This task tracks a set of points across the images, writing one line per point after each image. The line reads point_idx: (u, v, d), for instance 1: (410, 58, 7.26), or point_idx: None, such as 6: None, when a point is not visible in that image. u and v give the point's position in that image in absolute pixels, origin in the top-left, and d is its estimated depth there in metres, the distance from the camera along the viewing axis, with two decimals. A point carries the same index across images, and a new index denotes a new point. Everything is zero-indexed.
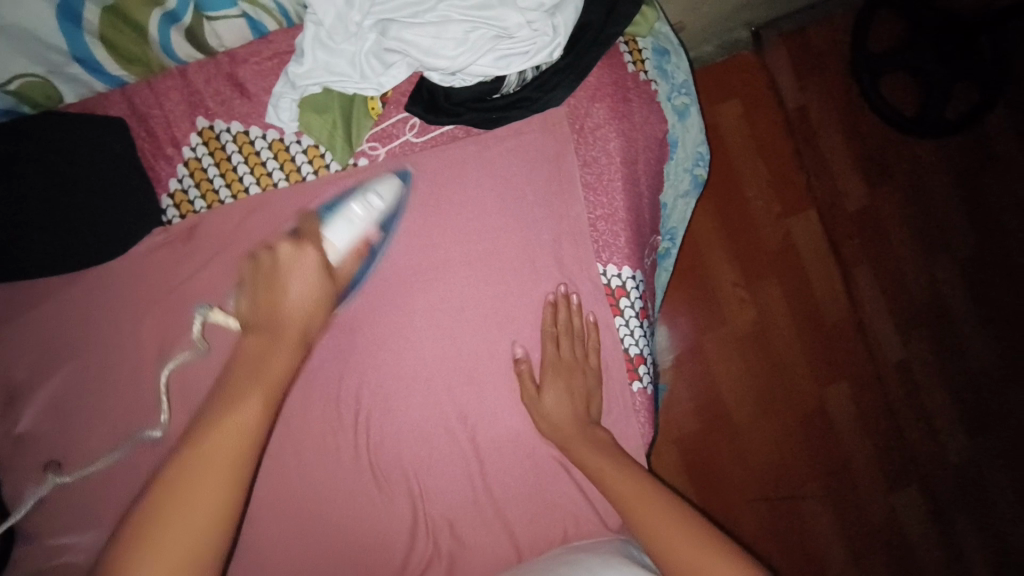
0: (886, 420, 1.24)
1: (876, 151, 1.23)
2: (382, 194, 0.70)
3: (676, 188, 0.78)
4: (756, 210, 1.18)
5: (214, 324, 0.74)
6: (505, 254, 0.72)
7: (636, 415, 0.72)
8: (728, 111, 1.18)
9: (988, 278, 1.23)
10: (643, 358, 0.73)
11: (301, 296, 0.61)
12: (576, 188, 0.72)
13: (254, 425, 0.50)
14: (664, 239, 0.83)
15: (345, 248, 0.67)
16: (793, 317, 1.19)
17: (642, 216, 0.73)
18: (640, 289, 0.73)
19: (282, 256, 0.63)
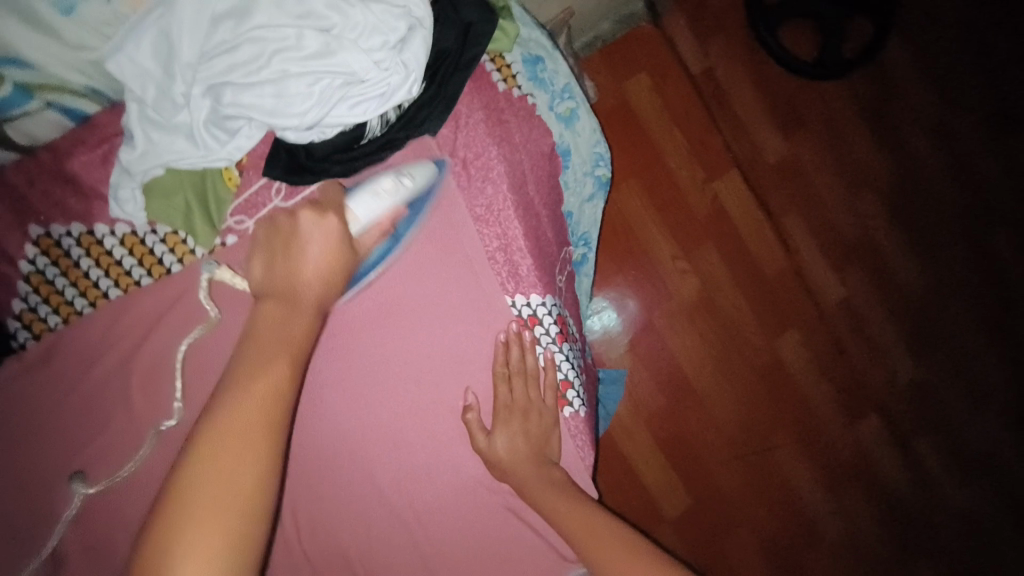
0: (839, 359, 1.28)
1: (786, 100, 1.24)
2: (411, 173, 0.64)
3: (579, 194, 0.79)
4: (683, 179, 1.17)
5: (106, 440, 0.68)
6: (408, 301, 0.68)
7: (575, 440, 0.70)
8: (636, 85, 1.17)
9: (908, 206, 1.31)
10: (571, 383, 0.70)
11: (320, 266, 0.55)
12: (467, 223, 0.68)
13: (288, 363, 0.48)
14: (579, 243, 0.84)
15: (369, 223, 0.60)
16: (735, 279, 1.21)
17: (542, 234, 0.70)
18: (554, 314, 0.69)
19: (303, 223, 0.56)
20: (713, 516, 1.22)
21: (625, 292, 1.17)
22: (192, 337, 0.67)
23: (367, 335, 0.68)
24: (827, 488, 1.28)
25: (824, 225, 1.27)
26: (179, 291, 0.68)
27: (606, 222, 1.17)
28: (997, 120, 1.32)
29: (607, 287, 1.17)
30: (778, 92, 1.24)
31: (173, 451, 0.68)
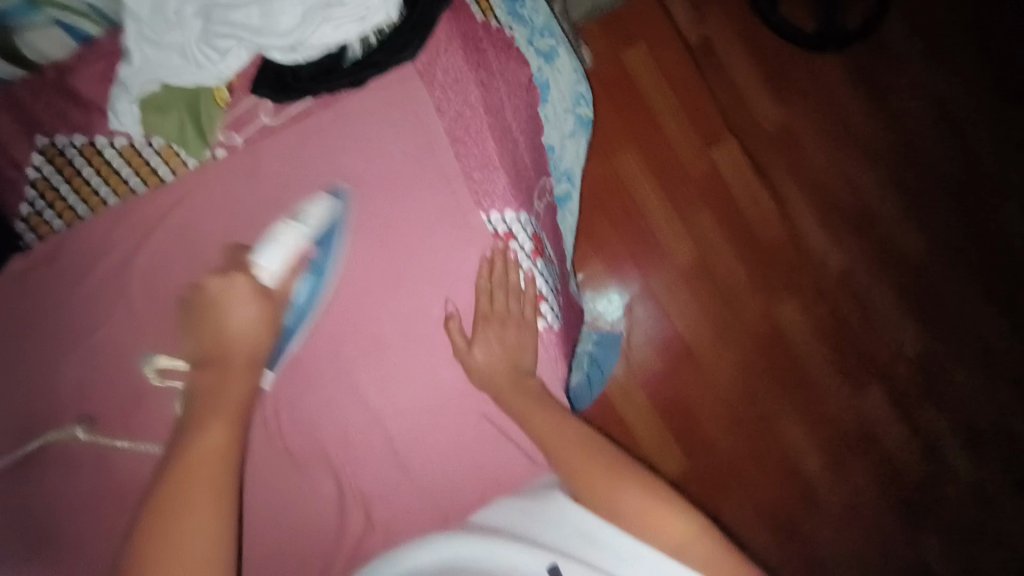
0: (838, 327, 1.29)
1: (785, 69, 1.26)
2: (307, 213, 0.68)
3: (559, 128, 0.78)
4: (681, 144, 1.20)
5: (109, 344, 0.71)
6: (385, 214, 0.71)
7: (548, 352, 0.73)
8: (635, 55, 1.18)
9: (909, 174, 1.30)
10: (545, 297, 0.73)
11: (240, 322, 0.62)
12: (444, 142, 0.72)
13: (224, 422, 0.54)
14: (563, 180, 0.82)
15: (282, 271, 0.65)
16: (732, 243, 1.24)
17: (521, 161, 0.72)
18: (529, 229, 0.71)
19: (209, 287, 0.64)
20: (711, 474, 1.24)
21: (619, 253, 1.20)
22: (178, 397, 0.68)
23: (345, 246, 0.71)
24: (824, 454, 1.28)
25: (825, 193, 1.28)
26: (174, 199, 0.72)
27: (602, 185, 1.19)
28: (1002, 87, 1.31)
29: (603, 252, 1.20)
30: (775, 61, 1.25)
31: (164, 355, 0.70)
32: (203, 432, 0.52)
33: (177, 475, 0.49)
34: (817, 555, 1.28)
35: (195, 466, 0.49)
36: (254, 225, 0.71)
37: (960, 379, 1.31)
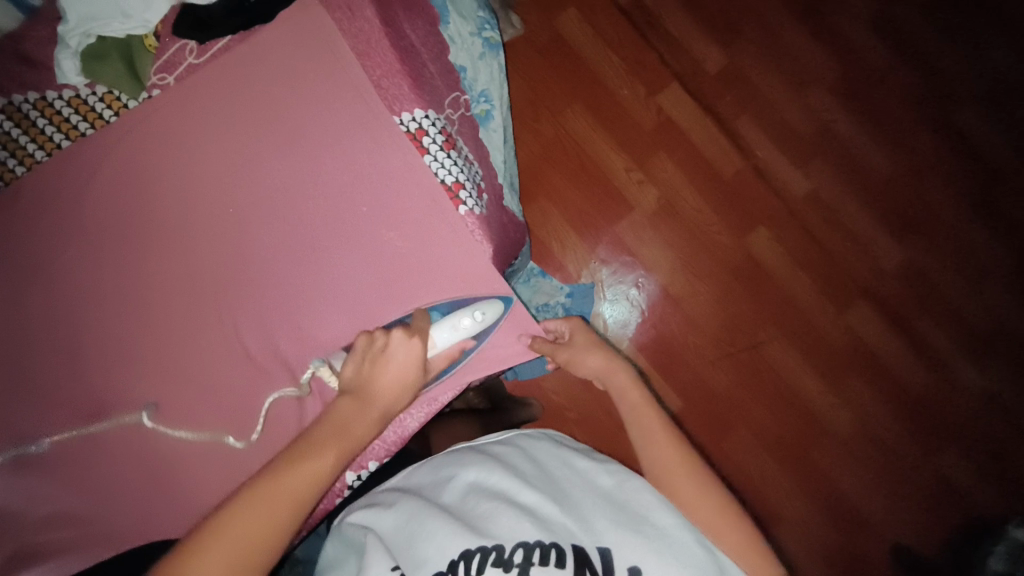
0: (818, 252, 1.28)
1: (719, 16, 1.32)
2: (485, 311, 0.65)
3: (467, 50, 0.78)
4: (625, 97, 1.26)
5: (62, 303, 0.69)
6: (305, 125, 0.70)
7: (473, 237, 0.69)
8: (568, 20, 1.27)
9: (860, 95, 1.33)
10: (462, 184, 0.70)
11: (398, 382, 0.59)
12: (349, 57, 0.70)
13: (334, 456, 0.53)
14: (481, 102, 0.80)
15: (445, 349, 0.64)
16: (695, 183, 1.26)
17: (426, 73, 0.72)
18: (440, 126, 0.70)
19: (393, 342, 0.61)
20: (710, 412, 1.22)
21: (579, 205, 1.23)
22: (279, 394, 0.66)
23: (271, 162, 0.69)
24: (824, 380, 1.25)
25: (778, 126, 1.31)
26: (111, 140, 0.71)
27: (558, 145, 1.24)
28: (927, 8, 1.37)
29: (565, 205, 1.23)
30: (708, 11, 1.32)
31: (121, 302, 0.68)
32: (316, 462, 0.52)
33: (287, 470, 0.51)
34: (835, 485, 1.23)
35: (289, 479, 0.50)
36: (176, 159, 0.70)
37: (952, 289, 1.29)
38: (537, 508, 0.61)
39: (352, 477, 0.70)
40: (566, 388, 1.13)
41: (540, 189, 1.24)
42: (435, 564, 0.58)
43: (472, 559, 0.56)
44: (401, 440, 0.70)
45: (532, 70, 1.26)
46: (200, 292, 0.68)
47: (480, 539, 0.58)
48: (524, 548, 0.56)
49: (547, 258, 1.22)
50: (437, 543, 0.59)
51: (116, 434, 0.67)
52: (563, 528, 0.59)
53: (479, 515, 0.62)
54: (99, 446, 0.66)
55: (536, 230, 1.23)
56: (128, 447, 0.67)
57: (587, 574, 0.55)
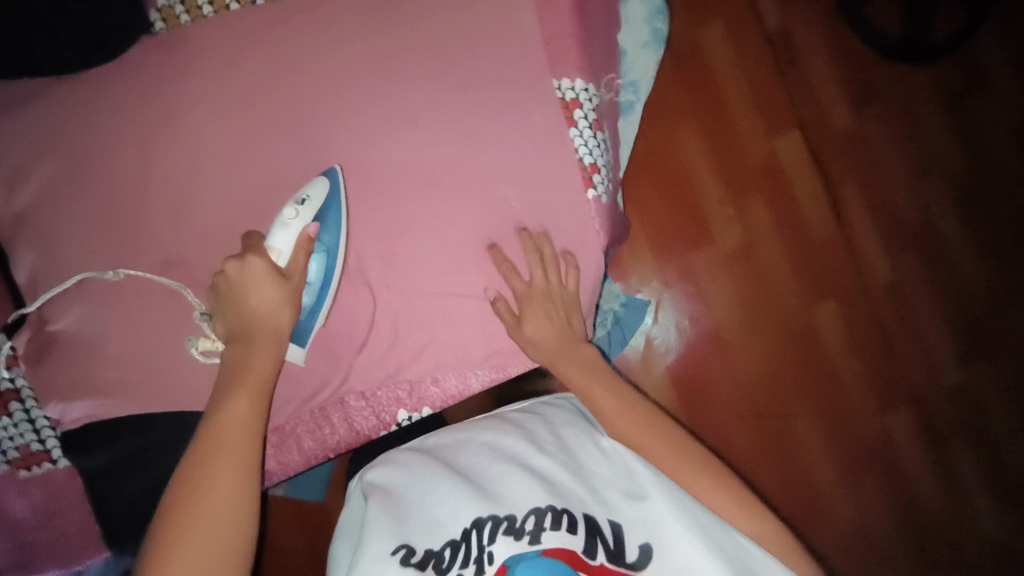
0: (878, 344, 1.23)
1: (865, 78, 1.25)
2: (311, 193, 0.58)
3: (635, 34, 0.76)
4: (745, 130, 1.22)
5: (153, 163, 0.62)
6: (461, 62, 0.64)
7: (592, 225, 0.67)
8: (712, 35, 1.23)
9: (980, 200, 1.25)
10: (598, 169, 0.67)
11: (261, 306, 0.55)
12: (526, 4, 0.66)
13: (246, 399, 0.53)
14: (627, 91, 0.78)
15: (290, 251, 0.57)
16: (782, 238, 1.22)
17: (596, 45, 0.69)
18: (595, 104, 0.67)
19: (232, 271, 0.56)
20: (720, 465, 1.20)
21: (663, 222, 1.21)
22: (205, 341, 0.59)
23: (415, 89, 0.63)
24: (841, 471, 1.21)
25: (883, 207, 1.25)
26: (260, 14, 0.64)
27: (660, 158, 1.21)
28: None
29: (648, 221, 1.21)
30: (857, 71, 1.25)
31: (218, 182, 0.62)
32: (223, 413, 0.52)
33: (206, 445, 0.51)
34: None
35: (217, 458, 0.50)
36: (311, 49, 0.63)
37: (1005, 426, 1.22)
38: (550, 473, 0.61)
39: (403, 416, 0.69)
40: None
41: (631, 194, 1.21)
42: (450, 530, 0.58)
43: (484, 528, 0.56)
44: (459, 395, 0.69)
45: (662, 77, 1.23)
46: (305, 188, 0.62)
47: (492, 507, 0.58)
48: (535, 516, 0.56)
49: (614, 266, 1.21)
50: (450, 507, 0.59)
51: (182, 317, 0.62)
52: (572, 495, 0.59)
53: (493, 478, 0.62)
54: (157, 324, 0.62)
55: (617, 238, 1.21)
56: (183, 335, 0.62)
57: (598, 542, 0.55)
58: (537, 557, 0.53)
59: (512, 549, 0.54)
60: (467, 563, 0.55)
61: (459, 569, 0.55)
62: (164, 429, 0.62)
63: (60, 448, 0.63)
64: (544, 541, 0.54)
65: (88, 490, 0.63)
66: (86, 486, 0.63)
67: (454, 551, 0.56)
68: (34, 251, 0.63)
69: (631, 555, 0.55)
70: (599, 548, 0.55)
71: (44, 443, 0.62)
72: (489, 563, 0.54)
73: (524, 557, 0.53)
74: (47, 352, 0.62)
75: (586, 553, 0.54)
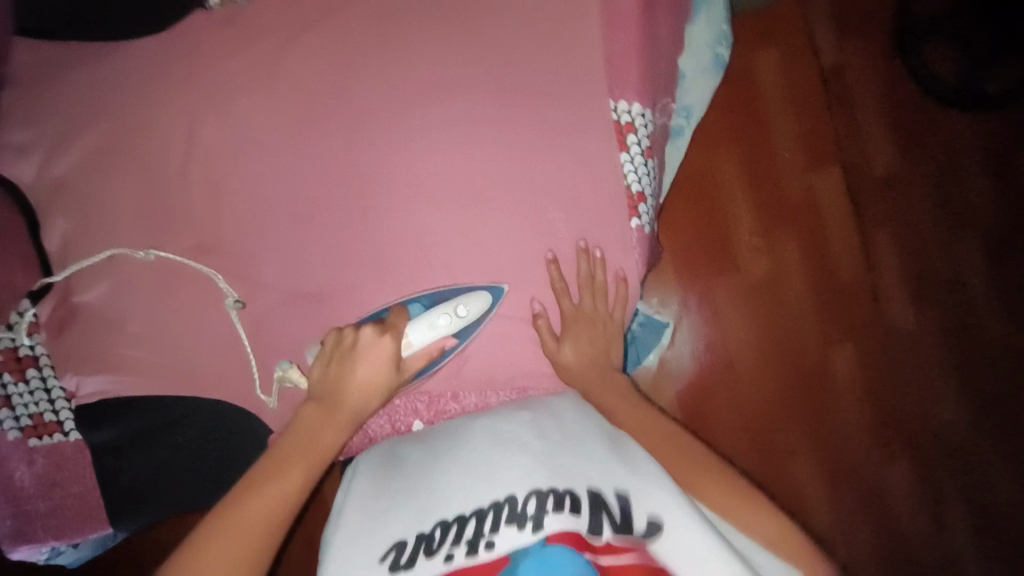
0: (888, 391, 1.21)
1: (912, 121, 1.22)
2: (469, 306, 0.61)
3: (696, 59, 0.74)
4: (783, 161, 1.19)
5: (198, 143, 0.61)
6: (520, 73, 0.62)
7: (631, 254, 0.66)
8: (764, 60, 1.20)
9: (1012, 259, 1.21)
10: (644, 197, 0.66)
11: (366, 387, 0.58)
12: (593, 20, 0.64)
13: (306, 468, 0.55)
14: (678, 115, 0.77)
15: (420, 349, 0.60)
16: (807, 274, 1.20)
17: (657, 71, 0.67)
18: (648, 129, 0.65)
19: (363, 339, 0.58)
20: None
21: (688, 244, 1.19)
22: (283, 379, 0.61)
23: (471, 97, 0.62)
24: (839, 513, 1.20)
25: (911, 253, 1.22)
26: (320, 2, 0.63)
27: (694, 181, 1.19)
28: None
29: (674, 243, 1.19)
30: (906, 113, 1.22)
31: (259, 170, 0.61)
32: (281, 477, 0.54)
33: (246, 500, 0.52)
34: None
35: (253, 511, 0.51)
36: (368, 42, 0.62)
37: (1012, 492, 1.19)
38: (549, 456, 0.58)
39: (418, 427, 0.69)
40: None
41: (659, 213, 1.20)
42: (442, 512, 0.55)
43: (484, 516, 0.53)
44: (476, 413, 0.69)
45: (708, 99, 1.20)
46: (348, 186, 0.61)
47: (492, 493, 0.55)
48: (536, 497, 0.53)
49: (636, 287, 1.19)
50: (444, 496, 0.57)
51: (208, 302, 0.62)
52: (574, 475, 0.56)
53: (485, 464, 0.58)
54: (183, 307, 0.61)
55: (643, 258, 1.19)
56: (208, 320, 0.62)
57: (604, 518, 0.52)
58: (543, 549, 0.48)
59: (514, 539, 0.50)
60: (458, 543, 0.51)
61: (450, 548, 0.51)
62: (176, 409, 0.62)
63: (73, 420, 0.62)
64: (548, 526, 0.50)
65: (96, 465, 0.63)
66: (93, 460, 0.63)
67: (445, 532, 0.53)
68: (65, 218, 0.62)
69: (642, 526, 0.51)
70: (606, 525, 0.51)
71: (57, 414, 0.62)
72: (486, 549, 0.50)
73: (527, 549, 0.49)
74: (70, 324, 0.62)
75: (592, 533, 0.50)
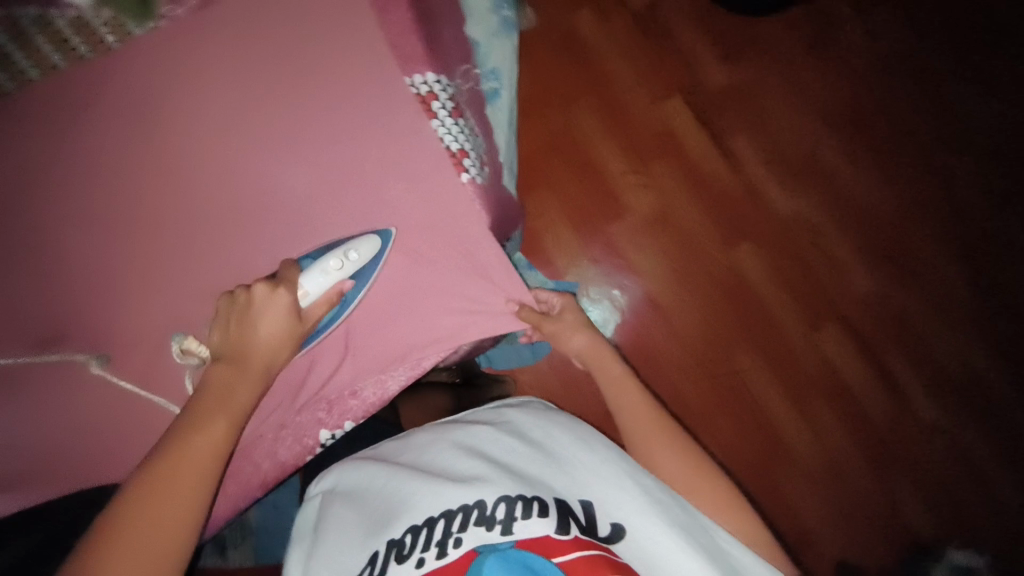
0: (798, 273, 1.29)
1: (730, 34, 1.34)
2: (359, 250, 0.63)
3: (482, 25, 0.79)
4: (630, 102, 1.28)
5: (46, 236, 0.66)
6: (322, 85, 0.69)
7: (472, 206, 0.69)
8: (583, 20, 1.29)
9: (857, 128, 1.34)
10: (466, 153, 0.70)
11: (272, 337, 0.58)
12: (368, 21, 0.70)
13: (225, 424, 0.54)
14: (489, 79, 0.81)
15: (319, 298, 0.62)
16: (689, 194, 1.28)
17: (446, 48, 0.74)
18: (449, 93, 0.71)
19: (257, 295, 0.59)
20: (687, 417, 1.23)
21: (572, 202, 1.24)
22: (192, 375, 0.65)
23: (285, 119, 0.68)
24: (792, 396, 1.25)
25: (773, 147, 1.32)
26: (125, 80, 0.69)
27: (559, 142, 1.26)
28: (943, 47, 1.37)
29: (559, 202, 1.24)
30: (721, 30, 1.34)
31: (103, 245, 0.66)
32: (201, 435, 0.52)
33: (162, 468, 0.50)
34: (793, 501, 1.23)
35: (176, 466, 0.50)
36: (179, 104, 0.69)
37: (932, 328, 1.29)
38: (520, 467, 0.57)
39: (326, 435, 0.69)
40: (554, 387, 1.08)
41: (536, 181, 1.25)
42: (413, 516, 0.54)
43: (454, 517, 0.52)
44: (380, 402, 0.69)
45: (542, 65, 1.27)
46: (193, 233, 0.67)
47: (462, 495, 0.54)
48: (506, 503, 0.52)
49: (538, 254, 1.23)
50: (413, 504, 0.55)
51: (75, 384, 0.65)
52: (541, 481, 0.56)
53: (456, 473, 0.57)
54: (53, 394, 0.64)
55: (532, 224, 1.24)
56: (76, 401, 0.65)
57: (571, 521, 0.51)
58: (510, 549, 0.49)
59: (483, 538, 0.50)
60: (429, 546, 0.51)
61: (421, 552, 0.51)
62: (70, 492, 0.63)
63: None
64: (517, 532, 0.50)
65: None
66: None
67: (415, 536, 0.52)
68: None
69: (603, 530, 0.53)
70: (572, 525, 0.51)
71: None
72: (454, 547, 0.50)
73: (496, 549, 0.49)
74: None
75: (559, 531, 0.50)
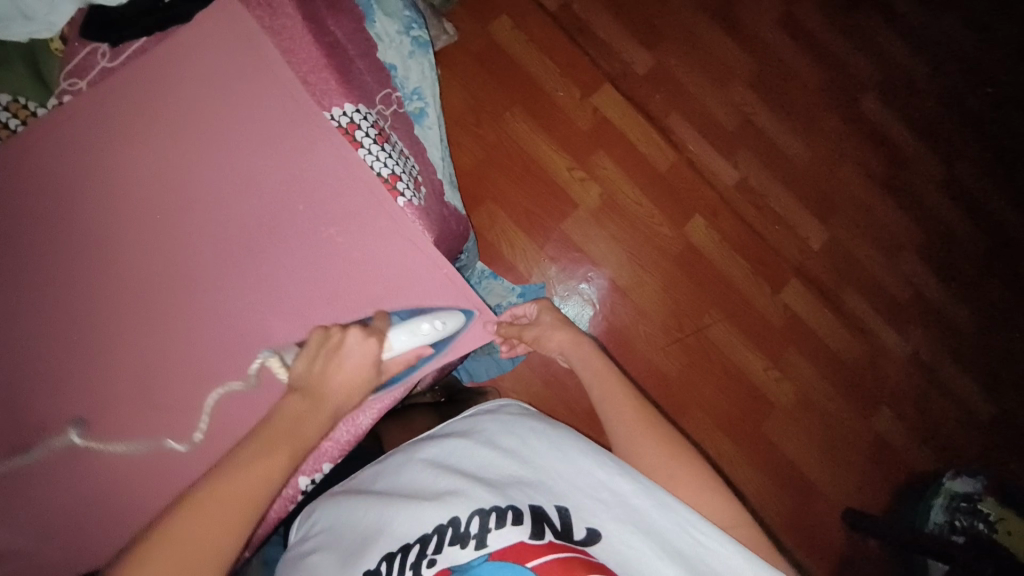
0: (750, 235, 1.32)
1: (645, 18, 1.38)
2: (446, 322, 0.67)
3: (396, 49, 0.81)
4: (560, 99, 1.30)
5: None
6: (242, 132, 0.70)
7: (413, 227, 0.71)
8: (500, 25, 1.31)
9: (779, 88, 1.39)
10: (399, 176, 0.72)
11: (354, 386, 0.57)
12: (275, 63, 0.71)
13: (284, 458, 0.49)
14: (414, 100, 0.84)
15: (402, 353, 0.63)
16: (632, 178, 1.30)
17: (358, 75, 0.74)
18: (371, 120, 0.73)
19: (351, 340, 0.59)
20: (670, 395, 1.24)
21: (520, 205, 1.25)
22: (224, 389, 0.66)
23: (209, 173, 0.69)
24: (767, 355, 1.27)
25: (704, 119, 1.36)
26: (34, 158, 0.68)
27: (499, 148, 1.27)
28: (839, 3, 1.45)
29: (508, 207, 1.25)
30: (635, 16, 1.38)
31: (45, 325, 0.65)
32: (258, 462, 0.48)
33: (209, 491, 0.45)
34: (786, 457, 1.25)
35: (222, 491, 0.45)
36: (95, 173, 0.68)
37: (880, 265, 1.34)
38: (495, 477, 0.57)
39: (305, 481, 0.69)
40: (533, 390, 1.09)
41: (482, 191, 1.25)
42: (387, 543, 0.54)
43: (428, 541, 0.52)
44: (355, 438, 0.70)
45: (468, 75, 1.29)
46: (135, 301, 0.66)
47: (436, 515, 0.54)
48: (479, 517, 0.52)
49: (496, 261, 1.24)
50: (388, 530, 0.55)
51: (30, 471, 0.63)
52: (515, 487, 0.55)
53: (432, 493, 0.57)
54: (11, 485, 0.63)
55: (486, 233, 1.24)
56: (33, 486, 0.63)
57: (544, 527, 0.52)
58: (483, 564, 0.50)
59: (457, 558, 0.50)
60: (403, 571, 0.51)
61: None
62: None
63: None
64: (491, 543, 0.51)
65: None
66: None
67: (390, 563, 0.52)
68: None
69: (578, 533, 0.52)
70: (546, 530, 0.51)
71: None
72: (428, 567, 0.50)
73: (469, 566, 0.50)
74: None
75: (533, 537, 0.51)
